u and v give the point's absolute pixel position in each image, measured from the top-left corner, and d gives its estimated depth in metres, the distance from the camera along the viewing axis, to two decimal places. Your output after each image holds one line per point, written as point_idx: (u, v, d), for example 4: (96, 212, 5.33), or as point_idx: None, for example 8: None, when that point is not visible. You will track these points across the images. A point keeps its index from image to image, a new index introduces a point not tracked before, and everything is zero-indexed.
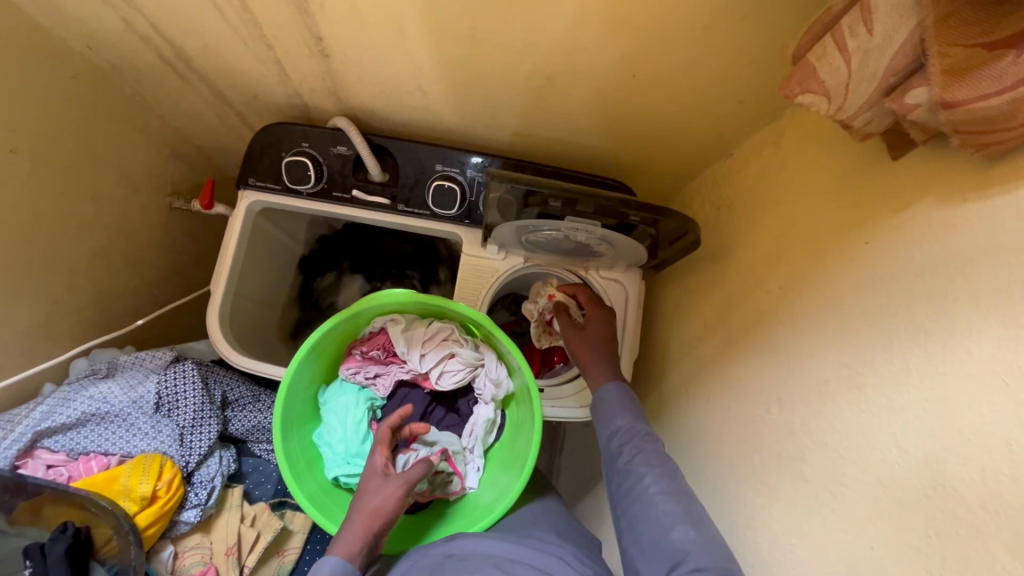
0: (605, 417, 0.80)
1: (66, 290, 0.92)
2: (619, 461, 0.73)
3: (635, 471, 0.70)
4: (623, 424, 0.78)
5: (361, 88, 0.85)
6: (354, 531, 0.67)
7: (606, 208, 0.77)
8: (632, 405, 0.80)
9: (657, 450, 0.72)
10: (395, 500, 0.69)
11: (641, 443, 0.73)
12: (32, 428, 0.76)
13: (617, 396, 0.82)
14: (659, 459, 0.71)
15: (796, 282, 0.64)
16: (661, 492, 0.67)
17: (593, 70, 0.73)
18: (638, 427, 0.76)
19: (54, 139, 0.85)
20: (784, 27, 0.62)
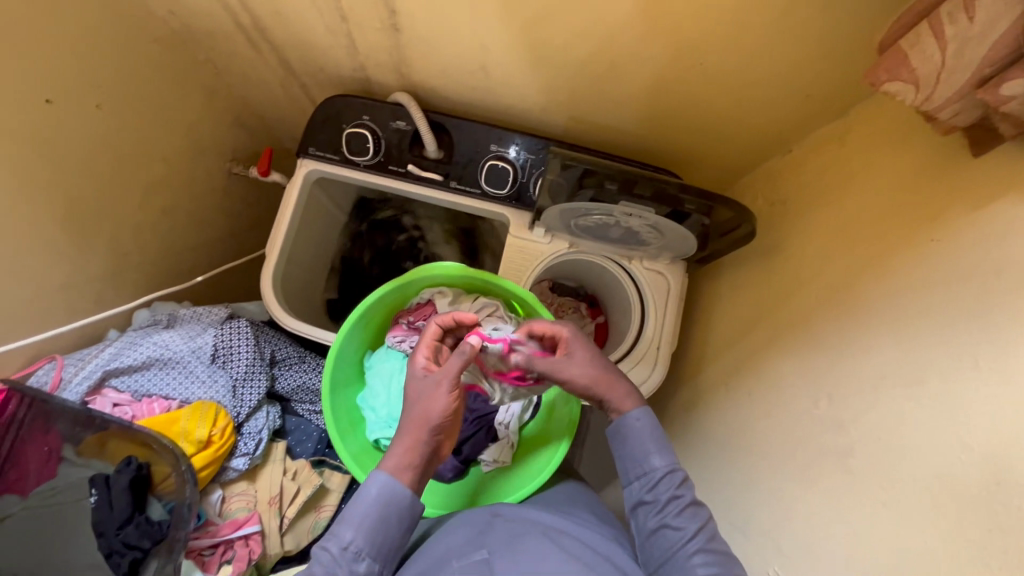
0: (636, 456, 0.70)
1: (134, 242, 0.97)
2: (652, 517, 0.66)
3: (675, 528, 0.64)
4: (659, 467, 0.68)
5: (425, 64, 0.87)
6: (406, 444, 0.68)
7: (664, 194, 0.78)
8: (664, 443, 0.70)
9: (692, 503, 0.66)
10: (442, 405, 0.69)
11: (679, 497, 0.66)
12: (102, 367, 0.82)
13: (651, 429, 0.71)
14: (695, 512, 0.66)
15: (855, 279, 0.63)
16: (699, 551, 0.62)
17: (660, 57, 0.73)
18: (676, 472, 0.68)
19: (135, 98, 0.89)
20: (865, 18, 0.61)
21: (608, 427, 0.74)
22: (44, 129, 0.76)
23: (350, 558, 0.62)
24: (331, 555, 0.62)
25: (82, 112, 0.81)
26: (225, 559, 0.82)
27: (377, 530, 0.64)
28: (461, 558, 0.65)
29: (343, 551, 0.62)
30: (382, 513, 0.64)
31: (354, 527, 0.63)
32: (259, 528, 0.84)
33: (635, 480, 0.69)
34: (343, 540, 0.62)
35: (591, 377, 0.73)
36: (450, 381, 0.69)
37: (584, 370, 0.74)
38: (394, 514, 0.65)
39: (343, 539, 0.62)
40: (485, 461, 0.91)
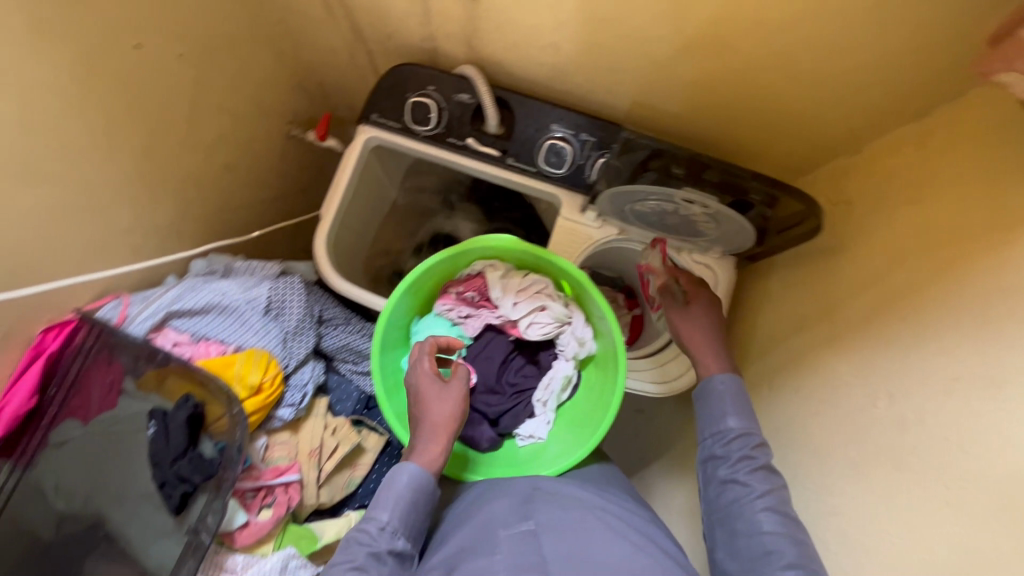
0: (714, 414, 0.75)
1: (197, 193, 0.99)
2: (721, 468, 0.72)
3: (743, 484, 0.69)
4: (735, 426, 0.73)
5: (497, 37, 0.88)
6: (435, 448, 0.75)
7: (732, 181, 0.78)
8: (746, 408, 0.75)
9: (765, 467, 0.70)
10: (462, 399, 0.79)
11: (751, 457, 0.70)
12: (165, 307, 0.86)
13: (732, 391, 0.76)
14: (767, 476, 0.69)
15: (928, 281, 0.62)
16: (767, 509, 0.66)
17: (741, 43, 0.72)
18: (751, 436, 0.72)
19: (213, 51, 0.92)
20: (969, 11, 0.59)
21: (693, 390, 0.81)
22: (132, 72, 0.79)
23: (388, 536, 0.68)
24: (369, 535, 0.68)
25: (166, 59, 0.83)
26: (265, 503, 0.84)
27: (409, 512, 0.70)
28: (507, 527, 0.67)
29: (381, 531, 0.68)
30: (413, 498, 0.71)
31: (389, 510, 0.70)
32: (299, 477, 0.86)
33: (709, 435, 0.75)
34: (379, 521, 0.69)
35: (688, 335, 0.86)
36: (464, 384, 0.80)
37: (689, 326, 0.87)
38: (421, 500, 0.72)
39: (380, 520, 0.69)
40: (521, 435, 0.93)
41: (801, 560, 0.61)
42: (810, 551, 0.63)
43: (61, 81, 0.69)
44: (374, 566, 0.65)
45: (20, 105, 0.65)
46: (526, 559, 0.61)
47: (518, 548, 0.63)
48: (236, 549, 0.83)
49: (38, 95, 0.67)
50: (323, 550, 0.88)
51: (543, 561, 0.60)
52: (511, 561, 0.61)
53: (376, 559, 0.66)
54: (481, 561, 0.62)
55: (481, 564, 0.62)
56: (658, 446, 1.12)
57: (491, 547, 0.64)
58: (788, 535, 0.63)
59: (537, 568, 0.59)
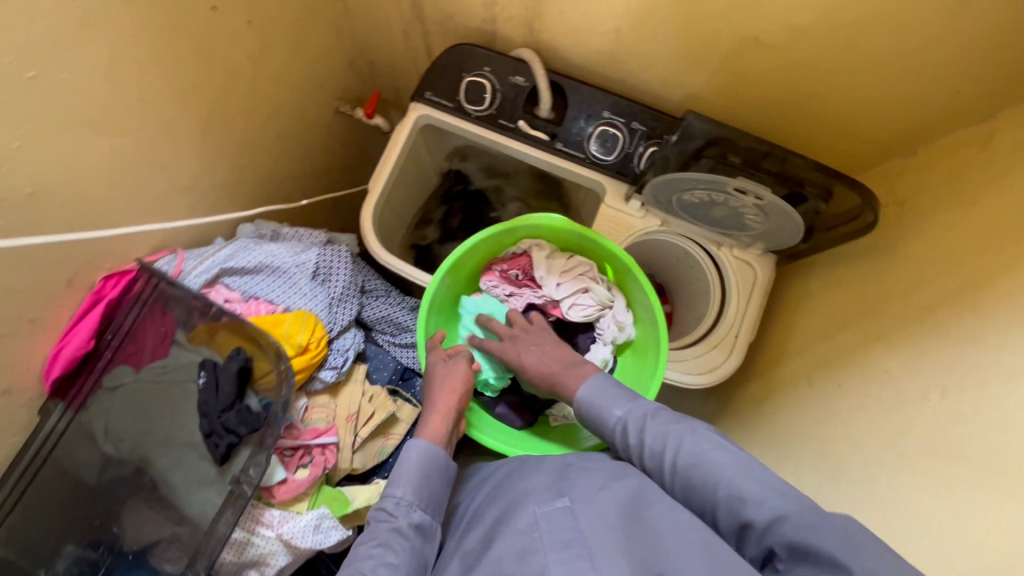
0: (604, 422, 0.74)
1: (251, 159, 1.02)
2: (638, 460, 0.68)
3: (654, 458, 0.66)
4: (620, 416, 0.72)
5: (559, 22, 0.89)
6: (435, 420, 0.79)
7: (787, 175, 0.80)
8: (613, 390, 0.74)
9: (658, 429, 0.67)
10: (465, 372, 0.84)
11: (641, 428, 0.69)
12: (219, 264, 0.88)
13: (598, 386, 0.76)
14: (662, 434, 0.67)
15: (987, 279, 0.62)
16: (694, 465, 0.62)
17: (809, 37, 0.73)
18: (632, 413, 0.71)
19: (279, 21, 0.94)
20: None
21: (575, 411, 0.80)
22: (205, 33, 0.81)
23: (405, 510, 0.69)
24: (387, 511, 0.69)
25: (235, 24, 0.85)
26: (303, 462, 0.86)
27: (422, 484, 0.71)
28: (542, 505, 0.66)
29: (398, 506, 0.69)
30: (427, 471, 0.73)
31: (404, 485, 0.71)
32: (336, 439, 0.88)
33: (612, 440, 0.73)
34: (395, 497, 0.70)
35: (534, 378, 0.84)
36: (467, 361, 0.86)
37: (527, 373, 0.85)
38: (434, 473, 0.73)
39: (395, 495, 0.70)
40: (554, 416, 0.94)
41: (741, 488, 0.56)
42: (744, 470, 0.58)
43: (143, 35, 0.72)
44: (398, 541, 0.66)
45: (105, 54, 0.68)
46: (564, 538, 0.59)
47: (556, 525, 0.61)
48: (274, 504, 0.84)
49: (123, 47, 0.70)
50: (353, 514, 0.89)
51: (583, 537, 0.59)
52: (551, 536, 0.60)
53: (398, 533, 0.67)
54: (519, 540, 0.61)
55: (520, 541, 0.61)
56: None
57: (526, 526, 0.63)
58: (720, 474, 0.59)
59: (578, 544, 0.58)
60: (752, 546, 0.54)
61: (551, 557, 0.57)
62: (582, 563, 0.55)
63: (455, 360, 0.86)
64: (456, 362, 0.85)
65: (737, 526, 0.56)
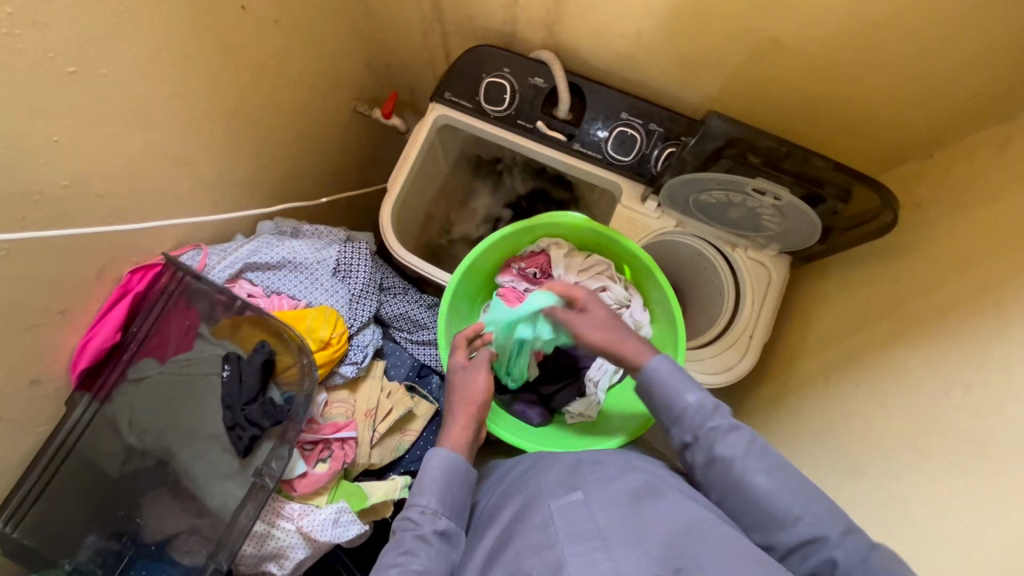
0: (667, 401, 0.71)
1: (271, 157, 1.03)
2: (698, 453, 0.68)
3: (722, 457, 0.65)
4: (692, 402, 0.69)
5: (580, 23, 0.90)
6: (456, 430, 0.79)
7: (808, 175, 0.81)
8: (687, 378, 0.72)
9: (732, 427, 0.67)
10: (484, 383, 0.83)
11: (716, 426, 0.67)
12: (243, 260, 0.90)
13: (671, 368, 0.72)
14: (738, 435, 0.66)
15: (1008, 278, 0.63)
16: (760, 472, 0.63)
17: (829, 39, 0.74)
18: (707, 404, 0.69)
19: (302, 20, 0.95)
20: None
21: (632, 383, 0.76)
22: (233, 32, 0.83)
23: (431, 518, 0.70)
24: (412, 520, 0.69)
25: (262, 24, 0.87)
26: (322, 457, 0.87)
27: (446, 493, 0.72)
28: (556, 498, 0.66)
29: (423, 514, 0.70)
30: (449, 478, 0.73)
31: (429, 494, 0.71)
32: (355, 434, 0.88)
33: (674, 420, 0.70)
34: (420, 505, 0.70)
35: (602, 339, 0.79)
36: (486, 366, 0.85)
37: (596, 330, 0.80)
38: (456, 481, 0.74)
39: (420, 504, 0.70)
40: (570, 413, 0.94)
41: (815, 514, 0.59)
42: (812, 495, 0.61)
43: (175, 32, 0.73)
44: (423, 547, 0.67)
45: (139, 49, 0.69)
46: (579, 529, 0.60)
47: (570, 517, 0.62)
48: (294, 497, 0.85)
49: (156, 43, 0.71)
50: (370, 509, 0.90)
51: (599, 528, 0.59)
52: (566, 531, 0.60)
53: (423, 540, 0.68)
54: (536, 536, 0.61)
55: (536, 537, 0.61)
56: None
57: (542, 520, 0.63)
58: (792, 494, 0.61)
59: (595, 535, 0.58)
60: (797, 559, 0.59)
61: (568, 550, 0.57)
62: (598, 554, 0.56)
63: (477, 365, 0.85)
64: (475, 370, 0.84)
65: (791, 540, 0.60)
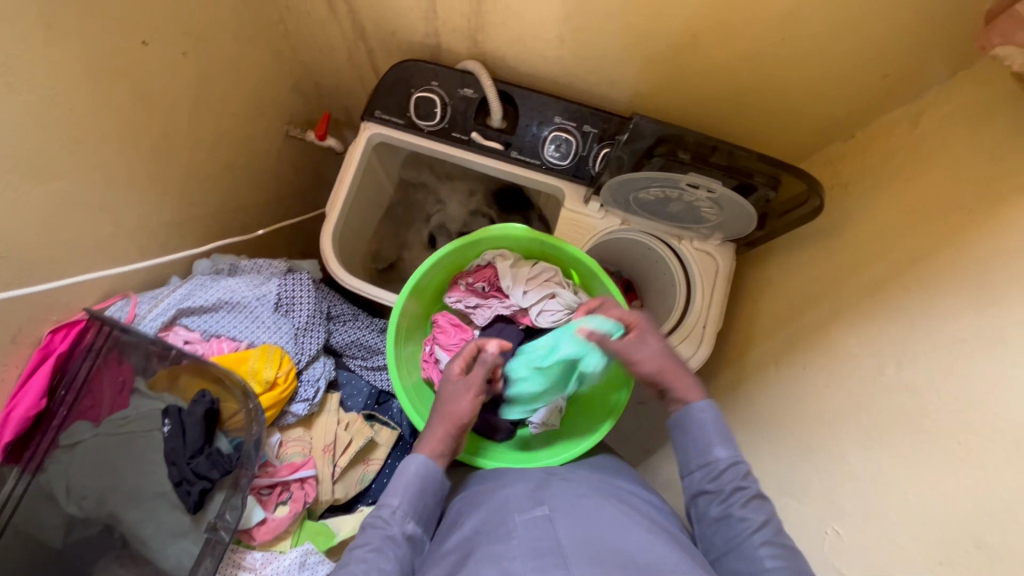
0: (696, 446, 0.73)
1: (199, 193, 0.98)
2: (716, 506, 0.70)
3: (740, 519, 0.67)
4: (722, 456, 0.71)
5: (502, 32, 0.90)
6: (432, 436, 0.76)
7: (736, 166, 0.82)
8: (727, 435, 0.73)
9: (757, 496, 0.68)
10: (469, 406, 0.78)
11: (744, 487, 0.69)
12: (175, 305, 0.85)
13: (714, 420, 0.74)
14: (761, 505, 0.67)
15: (928, 253, 0.65)
16: (767, 543, 0.64)
17: (742, 33, 0.75)
18: (740, 463, 0.71)
19: (216, 50, 0.92)
20: None
21: (671, 418, 0.77)
22: (138, 69, 0.78)
23: (401, 520, 0.68)
24: (383, 518, 0.68)
25: (170, 58, 0.83)
26: (282, 500, 0.84)
27: (419, 500, 0.70)
28: (522, 512, 0.64)
29: (394, 514, 0.68)
30: (422, 488, 0.71)
31: (400, 495, 0.70)
32: (314, 472, 0.86)
33: (698, 471, 0.72)
34: (391, 505, 0.69)
35: (661, 365, 0.78)
36: (477, 387, 0.78)
37: (656, 356, 0.78)
38: (432, 488, 0.72)
39: (392, 504, 0.69)
40: (535, 423, 0.91)
41: None
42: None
43: (73, 76, 0.69)
44: (391, 547, 0.65)
45: (33, 98, 0.65)
46: (542, 543, 0.58)
47: (534, 533, 0.60)
48: (254, 546, 0.82)
49: (51, 90, 0.67)
50: (339, 546, 0.88)
51: (560, 546, 0.57)
52: (527, 546, 0.58)
53: (391, 540, 0.66)
54: (498, 548, 0.59)
55: (497, 549, 0.58)
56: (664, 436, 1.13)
57: (505, 533, 0.61)
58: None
59: (554, 553, 0.56)
60: None
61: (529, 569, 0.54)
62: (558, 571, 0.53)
63: (470, 380, 0.79)
64: (461, 390, 0.79)
65: None
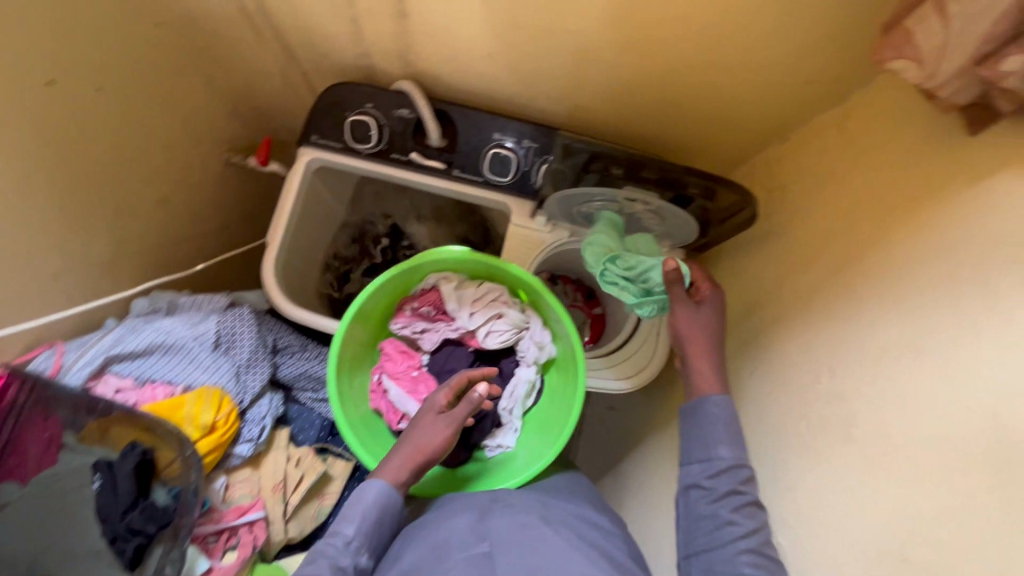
0: (703, 440, 0.71)
1: (131, 230, 0.95)
2: (708, 505, 0.67)
3: (729, 522, 0.65)
4: (725, 457, 0.69)
5: (431, 51, 0.88)
6: (398, 460, 0.74)
7: (669, 176, 0.83)
8: (740, 437, 0.70)
9: (754, 503, 0.66)
10: (441, 441, 0.75)
11: (739, 492, 0.66)
12: (103, 352, 0.83)
13: (727, 419, 0.71)
14: (754, 512, 0.65)
15: (857, 257, 0.65)
16: (748, 551, 0.63)
17: (661, 42, 0.74)
18: (742, 469, 0.68)
19: (137, 84, 0.88)
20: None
21: (683, 406, 0.75)
22: (46, 110, 0.75)
23: (354, 551, 0.67)
24: (335, 547, 0.66)
25: (83, 94, 0.80)
26: (229, 545, 0.82)
27: (375, 531, 0.69)
28: (463, 549, 0.63)
29: (347, 545, 0.67)
30: (381, 515, 0.70)
31: (356, 524, 0.68)
32: (263, 514, 0.83)
33: (698, 467, 0.70)
34: (345, 534, 0.67)
35: (693, 334, 0.78)
36: (457, 426, 0.75)
37: (706, 322, 0.78)
38: (389, 518, 0.71)
39: (345, 533, 0.67)
40: (490, 446, 0.91)
41: None
42: None
43: None
44: None
45: None
46: None
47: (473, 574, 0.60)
48: None
49: None
50: None
51: None
52: None
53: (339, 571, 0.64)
54: None
55: None
56: (627, 445, 1.13)
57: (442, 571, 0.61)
58: None
59: None
60: None
61: None
62: None
63: (452, 418, 0.76)
64: (438, 425, 0.76)
65: None
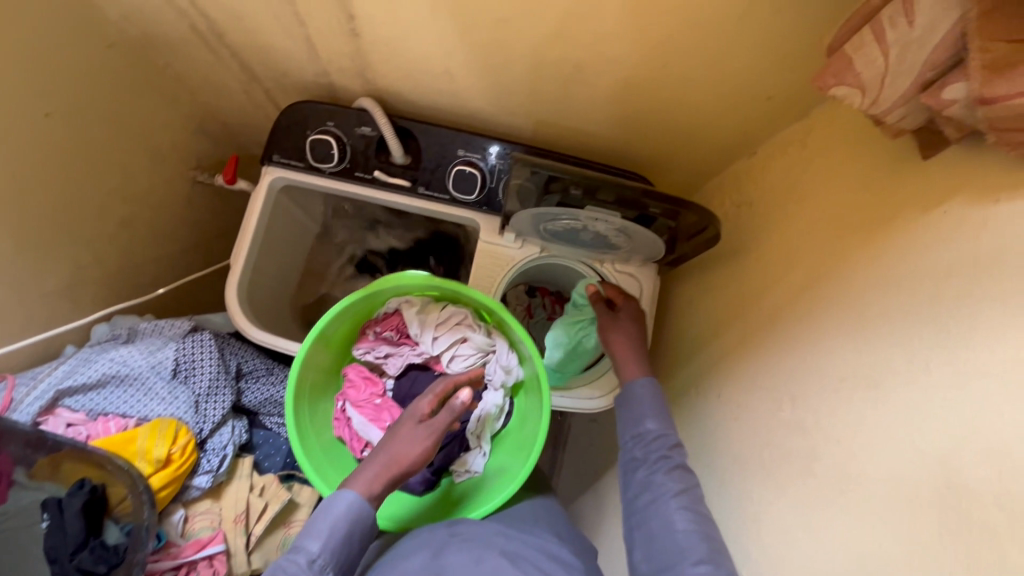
0: (634, 416, 0.75)
1: (91, 257, 0.94)
2: (639, 471, 0.71)
3: (660, 484, 0.68)
4: (652, 429, 0.73)
5: (390, 70, 0.86)
6: (371, 471, 0.71)
7: (628, 198, 0.80)
8: (664, 410, 0.75)
9: (681, 466, 0.70)
10: (419, 453, 0.73)
11: (667, 457, 0.70)
12: (54, 386, 0.80)
13: (650, 396, 0.76)
14: (683, 475, 0.69)
15: (817, 280, 0.64)
16: (680, 508, 0.66)
17: (619, 61, 0.73)
18: (669, 436, 0.72)
19: (92, 109, 0.87)
20: (830, 15, 0.61)
21: (618, 392, 0.80)
22: None
23: (317, 570, 0.63)
24: (298, 565, 0.63)
25: (32, 124, 0.78)
26: None
27: (342, 548, 0.65)
28: None
29: (312, 563, 0.63)
30: (349, 529, 0.67)
31: (321, 540, 0.65)
32: (223, 547, 0.82)
33: (629, 441, 0.74)
34: (309, 551, 0.64)
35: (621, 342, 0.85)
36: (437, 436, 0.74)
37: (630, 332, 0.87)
38: (358, 533, 0.67)
39: (310, 550, 0.64)
40: (457, 471, 0.89)
41: (711, 557, 0.61)
42: (718, 546, 0.63)
43: None
44: None
45: None
46: None
47: None
48: None
49: None
50: None
51: None
52: None
53: None
54: None
55: None
56: (604, 463, 1.12)
57: None
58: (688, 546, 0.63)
59: None
60: None
61: None
62: None
63: (433, 428, 0.75)
64: (418, 437, 0.74)
65: None
